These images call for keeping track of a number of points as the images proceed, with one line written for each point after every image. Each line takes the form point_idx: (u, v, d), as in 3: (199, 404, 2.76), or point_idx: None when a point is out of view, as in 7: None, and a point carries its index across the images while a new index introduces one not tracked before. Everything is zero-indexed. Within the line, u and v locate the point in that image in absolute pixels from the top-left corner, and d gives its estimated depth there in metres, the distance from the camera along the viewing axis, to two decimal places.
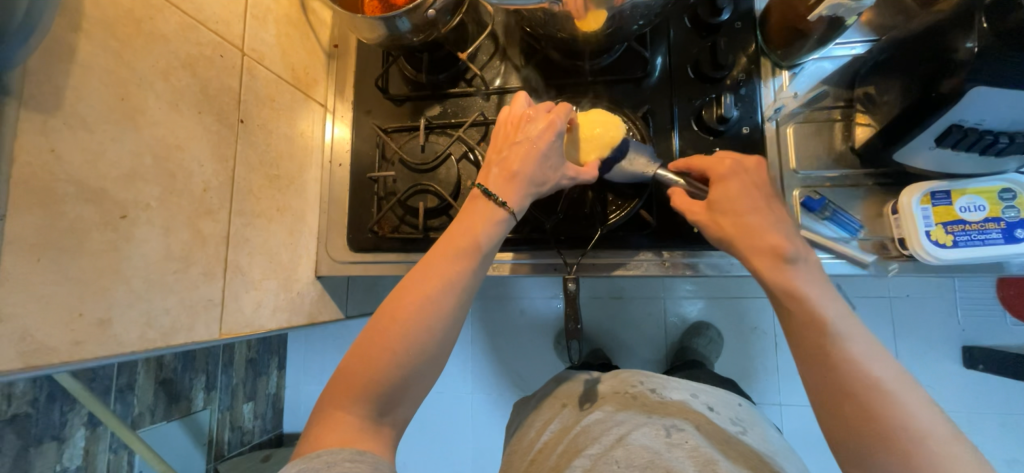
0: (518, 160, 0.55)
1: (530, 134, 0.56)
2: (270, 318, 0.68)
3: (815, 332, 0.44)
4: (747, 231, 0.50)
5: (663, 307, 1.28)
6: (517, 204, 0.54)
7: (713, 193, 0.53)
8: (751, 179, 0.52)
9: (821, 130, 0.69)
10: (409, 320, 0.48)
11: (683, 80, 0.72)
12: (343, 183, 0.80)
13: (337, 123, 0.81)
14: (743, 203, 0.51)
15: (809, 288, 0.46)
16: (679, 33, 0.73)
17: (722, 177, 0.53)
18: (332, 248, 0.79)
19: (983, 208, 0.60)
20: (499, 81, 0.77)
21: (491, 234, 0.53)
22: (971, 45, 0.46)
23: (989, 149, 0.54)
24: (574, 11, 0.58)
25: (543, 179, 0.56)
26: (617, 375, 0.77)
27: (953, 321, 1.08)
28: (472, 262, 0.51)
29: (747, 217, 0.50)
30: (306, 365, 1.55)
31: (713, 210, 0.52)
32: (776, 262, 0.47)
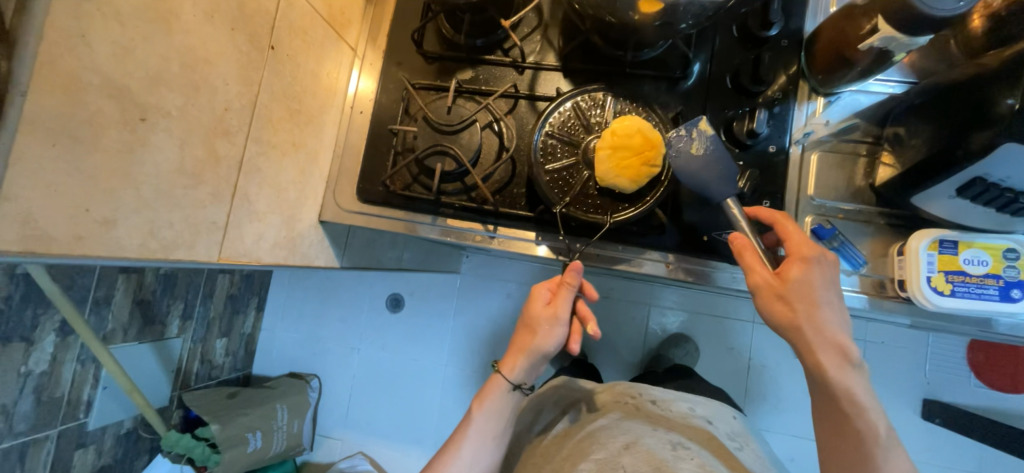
0: (517, 331, 0.69)
1: (537, 318, 0.66)
2: (269, 253, 0.67)
3: (853, 437, 0.53)
4: (817, 321, 0.52)
5: (647, 315, 1.31)
6: (518, 377, 0.67)
7: (790, 269, 0.54)
8: (829, 274, 0.54)
9: (844, 162, 0.69)
10: (493, 396, 0.68)
11: (720, 89, 0.71)
12: (360, 131, 0.78)
13: (363, 74, 0.80)
14: (824, 299, 0.53)
15: (865, 398, 0.52)
16: (724, 42, 0.72)
17: (806, 259, 0.54)
18: (339, 195, 0.78)
19: (985, 263, 0.61)
20: (534, 57, 0.75)
21: (492, 399, 0.68)
22: (1011, 101, 0.47)
23: (1006, 207, 0.55)
24: None
25: (528, 348, 0.66)
26: (615, 387, 0.81)
27: (921, 374, 1.18)
28: (490, 408, 0.68)
29: (819, 309, 0.53)
30: (284, 312, 1.62)
31: (787, 287, 0.53)
32: (841, 367, 0.52)
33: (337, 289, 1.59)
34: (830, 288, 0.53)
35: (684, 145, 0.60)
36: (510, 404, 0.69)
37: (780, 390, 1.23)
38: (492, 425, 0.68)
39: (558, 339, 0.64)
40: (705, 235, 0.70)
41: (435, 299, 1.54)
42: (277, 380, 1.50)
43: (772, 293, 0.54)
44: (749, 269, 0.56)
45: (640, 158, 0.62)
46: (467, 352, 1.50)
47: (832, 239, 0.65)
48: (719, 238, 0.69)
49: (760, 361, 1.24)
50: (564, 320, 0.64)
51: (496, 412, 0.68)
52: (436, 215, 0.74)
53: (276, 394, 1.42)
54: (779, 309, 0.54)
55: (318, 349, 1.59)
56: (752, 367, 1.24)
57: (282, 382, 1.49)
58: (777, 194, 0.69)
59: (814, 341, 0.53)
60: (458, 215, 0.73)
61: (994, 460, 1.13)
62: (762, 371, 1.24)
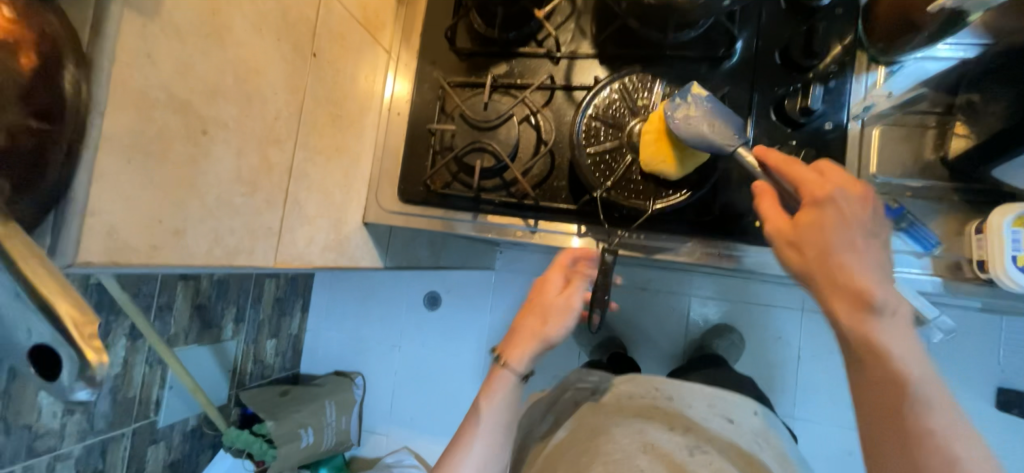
0: (523, 318, 0.66)
1: (552, 307, 0.63)
2: (319, 256, 0.69)
3: (909, 429, 0.42)
4: (830, 266, 0.45)
5: (687, 305, 1.27)
6: (526, 367, 0.64)
7: (802, 215, 0.48)
8: (851, 213, 0.46)
9: (910, 135, 0.64)
10: (500, 389, 0.64)
11: (768, 67, 0.67)
12: (399, 131, 0.79)
13: (398, 77, 0.81)
14: (845, 242, 0.45)
15: (893, 345, 0.43)
16: (771, 15, 0.68)
17: (817, 202, 0.47)
18: (381, 196, 0.79)
19: None
20: (568, 47, 0.74)
21: (501, 392, 0.64)
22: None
23: None
24: None
25: (540, 337, 0.63)
26: (630, 380, 0.76)
27: (994, 361, 1.09)
28: (498, 402, 0.64)
29: (835, 254, 0.45)
30: (328, 312, 1.68)
31: (796, 233, 0.48)
32: (858, 313, 0.44)
33: (376, 289, 1.64)
34: (856, 230, 0.45)
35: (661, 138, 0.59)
36: (517, 397, 0.65)
37: (830, 380, 1.16)
38: (502, 418, 0.64)
39: (571, 328, 0.63)
40: (755, 221, 0.65)
41: (470, 295, 1.55)
42: (324, 379, 1.56)
43: (777, 240, 0.49)
44: (765, 217, 0.51)
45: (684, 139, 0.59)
46: None
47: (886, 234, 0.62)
48: None
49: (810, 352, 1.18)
50: (579, 310, 0.63)
51: (503, 405, 0.64)
52: (476, 212, 0.74)
53: (324, 392, 1.47)
54: (789, 256, 0.49)
55: (361, 348, 1.64)
56: (802, 357, 1.18)
57: (328, 380, 1.54)
58: None
59: (826, 280, 0.46)
60: (498, 212, 0.73)
61: None
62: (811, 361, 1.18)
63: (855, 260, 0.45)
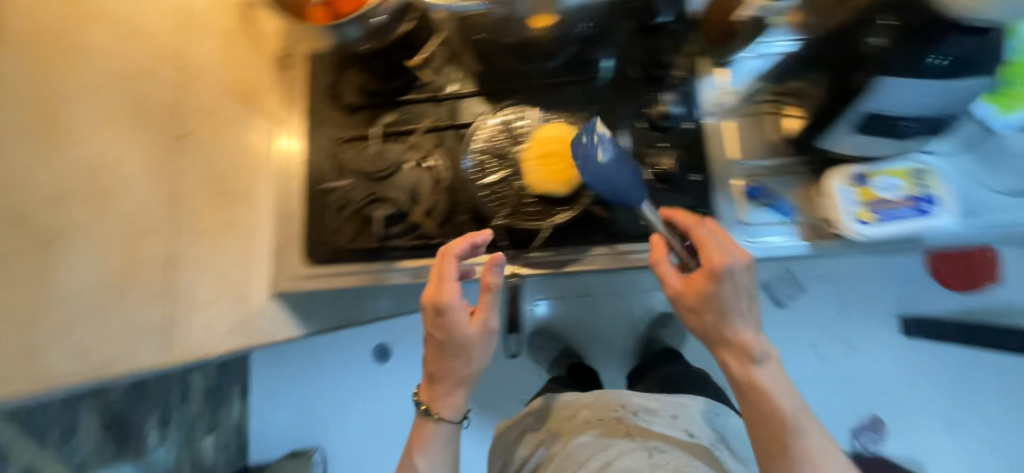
0: (439, 358, 0.64)
1: (468, 343, 0.62)
2: (226, 339, 0.65)
3: (776, 435, 0.56)
4: (726, 325, 0.56)
5: (633, 301, 1.33)
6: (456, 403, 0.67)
7: (701, 285, 0.56)
8: (740, 284, 0.55)
9: (756, 123, 0.73)
10: (433, 435, 0.67)
11: (627, 81, 0.75)
12: (297, 194, 0.77)
13: (283, 135, 0.78)
14: (721, 305, 0.56)
15: (766, 378, 0.56)
16: (625, 36, 0.74)
17: (715, 277, 0.55)
18: (287, 263, 0.76)
19: (899, 188, 0.64)
20: (450, 88, 0.76)
21: (436, 444, 0.67)
22: (895, 22, 0.50)
23: (898, 131, 0.60)
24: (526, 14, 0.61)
25: (463, 378, 0.65)
26: (600, 398, 0.81)
27: (892, 295, 1.25)
28: (435, 448, 0.67)
29: (728, 315, 0.56)
30: (273, 389, 1.57)
31: (699, 300, 0.57)
32: (743, 360, 0.56)
33: (322, 353, 1.55)
34: (738, 296, 0.55)
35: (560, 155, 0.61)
36: (454, 440, 0.69)
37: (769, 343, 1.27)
38: (442, 465, 0.68)
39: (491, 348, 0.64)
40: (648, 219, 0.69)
41: (421, 339, 1.51)
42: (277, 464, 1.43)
43: (681, 301, 0.59)
44: (664, 279, 0.60)
45: (565, 161, 0.63)
46: None
47: (747, 222, 0.71)
48: None
49: None
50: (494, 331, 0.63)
51: (439, 454, 0.67)
52: (389, 260, 0.73)
53: None
54: (692, 318, 0.59)
55: (314, 419, 1.53)
56: None
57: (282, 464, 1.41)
58: (702, 166, 0.72)
59: (718, 333, 0.57)
60: (411, 255, 0.72)
61: (976, 359, 1.20)
62: None
63: (735, 316, 0.56)
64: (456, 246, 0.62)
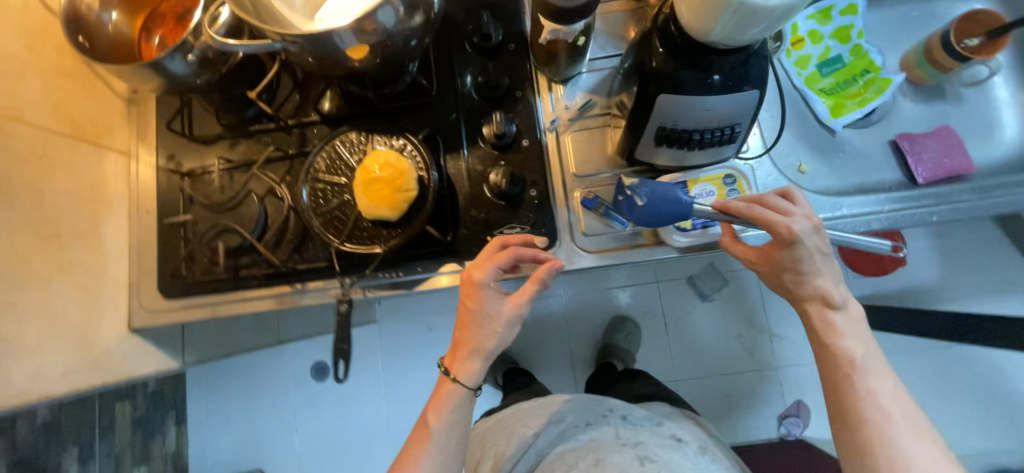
0: (462, 323, 0.64)
1: (501, 311, 0.61)
2: (58, 382, 0.66)
3: (851, 396, 0.53)
4: (800, 279, 0.57)
5: (608, 300, 1.42)
6: (474, 379, 0.63)
7: (776, 253, 0.58)
8: (811, 245, 0.55)
9: (596, 135, 0.75)
10: (439, 413, 0.63)
11: (469, 102, 0.76)
12: (149, 228, 0.77)
13: (142, 170, 0.78)
14: (804, 268, 0.56)
15: (839, 323, 0.56)
16: (463, 57, 0.77)
17: (787, 243, 0.55)
18: (141, 298, 0.76)
19: (711, 194, 0.69)
20: (296, 115, 0.77)
21: (449, 407, 0.62)
22: (661, 50, 0.56)
23: (691, 143, 0.63)
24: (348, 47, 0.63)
25: (482, 348, 0.62)
26: (590, 402, 0.83)
27: None
28: (440, 426, 0.62)
29: (804, 272, 0.57)
30: (210, 415, 1.43)
31: (774, 263, 0.59)
32: (825, 312, 0.57)
33: (261, 375, 1.46)
34: (814, 255, 0.56)
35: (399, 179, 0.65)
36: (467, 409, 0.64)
37: (707, 332, 1.39)
38: (448, 441, 0.62)
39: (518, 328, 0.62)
40: (489, 235, 0.72)
41: (359, 356, 1.49)
42: None
43: (764, 270, 0.61)
44: (743, 258, 0.64)
45: (392, 186, 0.65)
46: (405, 394, 1.47)
47: (599, 249, 0.73)
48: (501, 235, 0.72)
49: (673, 316, 1.41)
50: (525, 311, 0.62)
51: (452, 420, 0.62)
52: (241, 289, 0.73)
53: None
54: (775, 279, 0.60)
55: (258, 442, 1.45)
56: (668, 323, 1.41)
57: None
58: (540, 182, 0.74)
59: (798, 288, 0.58)
60: (264, 284, 0.73)
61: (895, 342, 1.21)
62: (676, 323, 1.41)
63: (804, 271, 0.57)
64: (514, 242, 0.64)
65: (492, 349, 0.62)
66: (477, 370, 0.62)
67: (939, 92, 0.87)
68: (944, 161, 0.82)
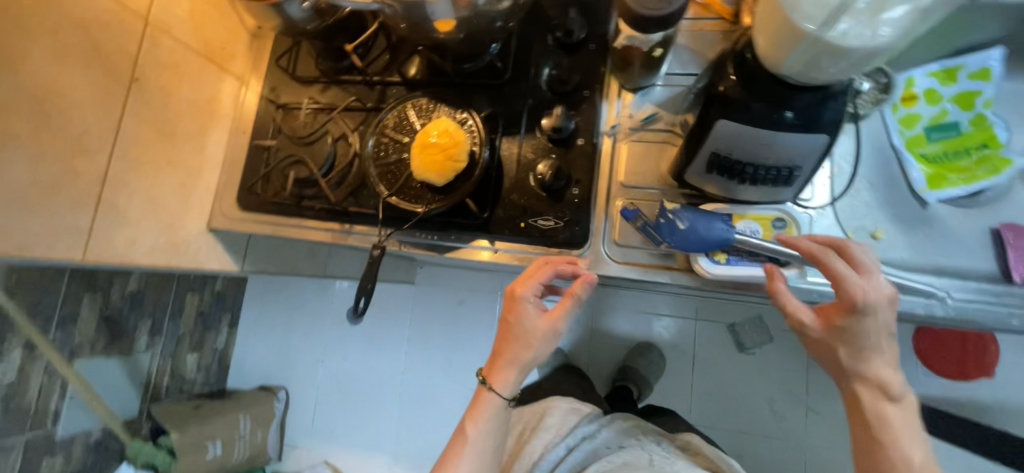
0: (499, 340, 0.68)
1: (533, 325, 0.65)
2: (143, 255, 0.78)
3: None
4: (858, 362, 0.54)
5: (646, 325, 1.39)
6: (509, 389, 0.66)
7: (837, 319, 0.54)
8: (881, 320, 0.53)
9: (652, 149, 0.75)
10: (479, 413, 0.67)
11: (536, 91, 0.78)
12: (242, 146, 0.89)
13: (248, 94, 0.90)
14: (857, 342, 0.54)
15: (893, 413, 0.54)
16: (542, 49, 0.79)
17: (857, 314, 0.53)
18: (224, 205, 0.88)
19: (757, 233, 0.65)
20: (381, 73, 0.84)
21: (487, 415, 0.67)
22: (733, 77, 0.54)
23: (743, 176, 0.61)
24: (438, 20, 0.68)
25: (518, 361, 0.65)
26: (620, 425, 0.85)
27: None
28: (480, 426, 0.67)
29: (863, 350, 0.54)
30: (256, 325, 1.61)
31: (831, 330, 0.55)
32: (878, 400, 0.54)
33: (304, 303, 1.61)
34: (878, 332, 0.53)
35: (452, 147, 0.70)
36: (502, 416, 0.68)
37: (736, 385, 1.32)
38: (487, 441, 0.67)
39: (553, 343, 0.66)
40: (523, 221, 0.75)
41: (394, 310, 1.58)
42: (245, 393, 1.49)
43: (812, 336, 0.57)
44: (787, 310, 0.58)
45: (444, 154, 0.70)
46: (422, 356, 1.54)
47: (626, 260, 0.71)
48: (533, 224, 0.74)
49: (704, 358, 1.34)
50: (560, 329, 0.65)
51: (490, 427, 0.67)
52: (301, 217, 0.82)
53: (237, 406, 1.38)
54: (821, 349, 0.57)
55: (290, 361, 1.60)
56: (696, 363, 1.35)
57: (248, 395, 1.47)
58: (585, 182, 0.75)
59: (852, 371, 0.55)
60: (319, 217, 0.81)
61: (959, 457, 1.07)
62: (705, 365, 1.34)
63: (858, 346, 0.54)
64: (553, 258, 0.68)
65: (530, 358, 0.65)
66: (515, 376, 0.66)
67: None
68: None
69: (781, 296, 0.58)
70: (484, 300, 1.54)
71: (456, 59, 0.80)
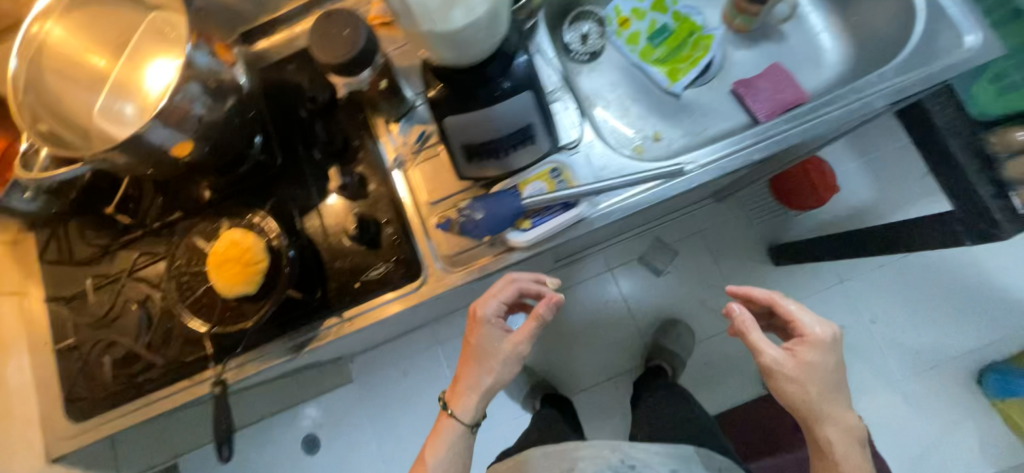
0: (463, 365, 0.74)
1: (494, 350, 0.71)
2: None
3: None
4: (825, 397, 0.69)
5: (603, 283, 1.44)
6: (472, 412, 0.73)
7: (804, 357, 0.69)
8: (836, 360, 0.71)
9: (437, 163, 0.79)
10: (439, 443, 0.73)
11: (312, 163, 0.79)
12: (48, 359, 0.80)
13: (30, 304, 0.81)
14: (818, 375, 0.69)
15: (842, 431, 0.69)
16: (300, 122, 0.80)
17: (822, 353, 0.70)
18: (54, 428, 0.78)
19: (542, 189, 0.70)
20: (158, 214, 0.79)
21: (448, 442, 0.72)
22: None
23: (502, 151, 0.69)
24: (172, 148, 0.68)
25: (480, 385, 0.72)
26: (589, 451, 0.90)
27: (755, 231, 1.41)
28: (443, 457, 0.72)
29: (826, 389, 0.69)
30: None
31: (801, 367, 0.69)
32: (833, 421, 0.69)
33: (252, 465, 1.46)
34: (832, 367, 0.70)
35: (250, 250, 0.69)
36: (462, 444, 0.73)
37: (669, 306, 1.42)
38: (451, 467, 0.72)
39: (516, 367, 0.73)
40: (357, 281, 0.75)
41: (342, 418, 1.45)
42: None
43: (784, 383, 0.69)
44: (758, 349, 0.70)
45: (241, 262, 0.69)
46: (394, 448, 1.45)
47: (459, 268, 0.74)
48: (367, 278, 0.75)
49: (634, 298, 1.43)
50: (524, 352, 0.72)
51: (450, 457, 0.72)
52: (141, 395, 0.75)
53: None
54: (792, 392, 0.69)
55: None
56: (630, 305, 1.43)
57: None
58: (394, 219, 0.76)
59: (821, 406, 0.69)
60: (161, 382, 0.75)
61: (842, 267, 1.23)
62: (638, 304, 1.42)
63: (821, 374, 0.69)
64: (519, 277, 0.74)
65: (488, 384, 0.72)
66: (474, 400, 0.72)
67: (764, 32, 0.91)
68: (777, 96, 0.85)
69: (756, 338, 0.70)
70: (425, 357, 1.50)
71: (222, 168, 0.78)
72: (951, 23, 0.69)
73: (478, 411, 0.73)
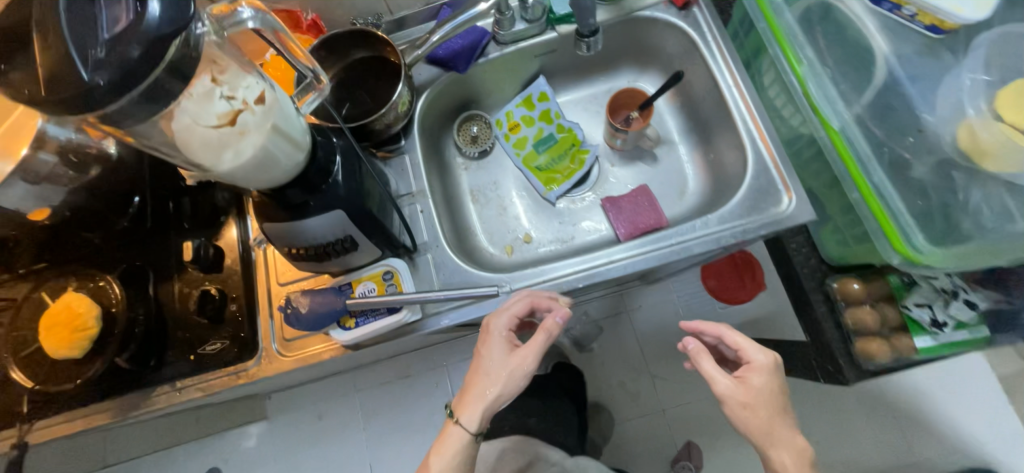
0: (469, 374, 0.67)
1: (497, 361, 0.65)
2: None
3: None
4: (779, 431, 0.62)
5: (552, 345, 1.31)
6: (476, 423, 0.64)
7: (754, 382, 0.64)
8: (781, 385, 0.65)
9: None
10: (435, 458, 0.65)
11: (176, 230, 0.82)
12: None
13: None
14: (765, 402, 0.63)
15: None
16: (173, 191, 0.83)
17: (767, 377, 0.64)
18: None
19: (372, 291, 0.74)
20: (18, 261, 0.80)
21: (451, 454, 0.65)
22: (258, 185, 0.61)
23: (331, 253, 0.68)
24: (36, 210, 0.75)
25: (484, 395, 0.64)
26: None
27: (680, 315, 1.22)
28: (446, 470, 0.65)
29: (781, 418, 0.63)
30: None
31: (756, 403, 0.63)
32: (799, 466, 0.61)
33: None
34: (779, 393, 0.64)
35: (80, 315, 0.71)
36: (470, 455, 0.66)
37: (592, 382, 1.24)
38: None
39: (524, 382, 0.65)
40: (194, 353, 0.78)
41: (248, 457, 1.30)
42: None
43: (745, 420, 0.63)
44: (709, 378, 0.64)
45: (70, 327, 0.71)
46: None
47: (292, 355, 0.78)
48: (204, 352, 0.78)
49: None
50: (530, 371, 0.64)
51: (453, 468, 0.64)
52: None
53: None
54: (748, 419, 0.63)
55: None
56: None
57: None
58: (241, 296, 0.79)
59: (779, 445, 0.62)
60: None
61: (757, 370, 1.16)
62: None
63: (770, 401, 0.63)
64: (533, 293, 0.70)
65: (491, 396, 0.63)
66: (478, 410, 0.64)
67: (638, 153, 0.96)
68: (638, 219, 0.88)
69: (709, 364, 0.65)
70: (339, 404, 1.32)
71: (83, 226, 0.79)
72: (771, 184, 0.74)
73: (484, 423, 0.65)
